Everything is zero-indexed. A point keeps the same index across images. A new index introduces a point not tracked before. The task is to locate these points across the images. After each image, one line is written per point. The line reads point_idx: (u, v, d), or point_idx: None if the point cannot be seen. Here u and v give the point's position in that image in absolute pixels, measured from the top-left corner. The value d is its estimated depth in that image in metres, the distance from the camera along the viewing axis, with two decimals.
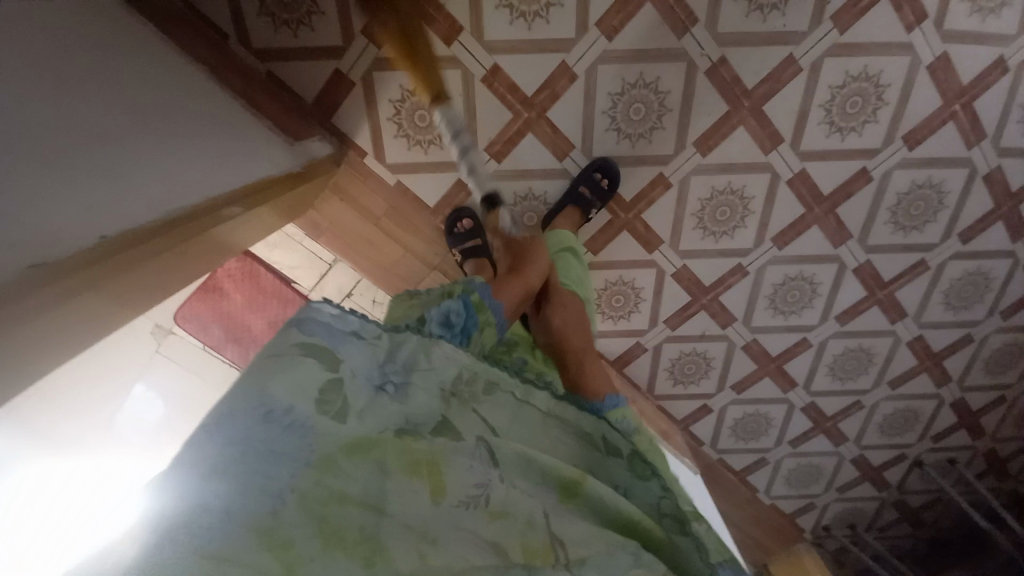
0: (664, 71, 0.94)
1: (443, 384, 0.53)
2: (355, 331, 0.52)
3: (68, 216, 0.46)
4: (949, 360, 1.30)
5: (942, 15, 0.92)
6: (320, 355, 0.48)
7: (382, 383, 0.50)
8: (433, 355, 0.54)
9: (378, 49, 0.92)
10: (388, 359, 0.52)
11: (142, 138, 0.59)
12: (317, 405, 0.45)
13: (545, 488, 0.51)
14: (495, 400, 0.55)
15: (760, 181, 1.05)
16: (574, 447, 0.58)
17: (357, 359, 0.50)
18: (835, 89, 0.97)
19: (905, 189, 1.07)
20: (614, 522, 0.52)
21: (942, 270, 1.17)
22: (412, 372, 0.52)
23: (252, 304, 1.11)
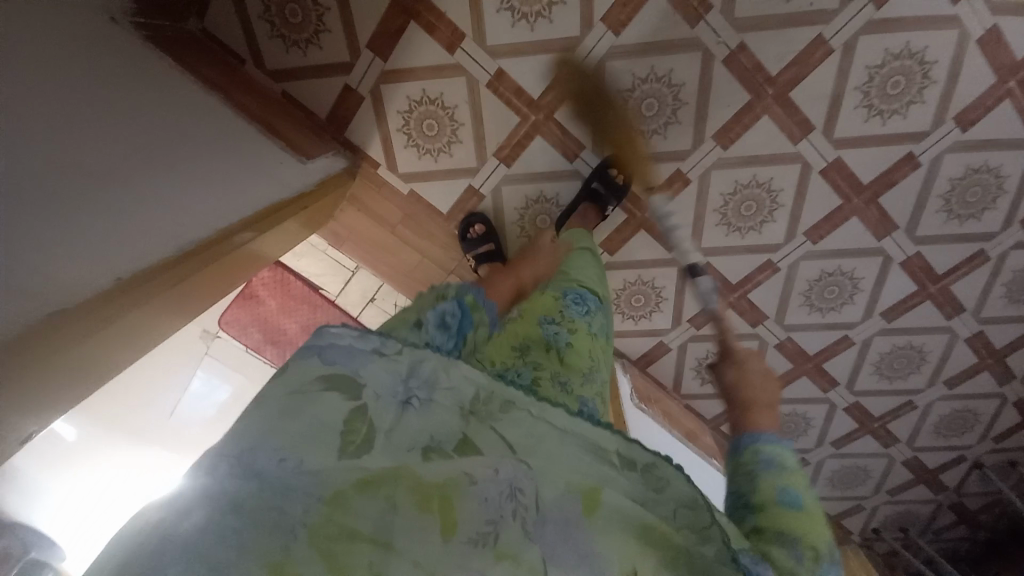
0: (677, 62, 0.89)
1: (461, 404, 0.45)
2: (376, 347, 0.44)
3: (84, 261, 0.50)
4: (1014, 358, 1.18)
5: None
6: (342, 382, 0.41)
7: (406, 399, 0.43)
8: (453, 373, 0.45)
9: (383, 62, 0.93)
10: (411, 373, 0.44)
11: (157, 176, 0.63)
12: (339, 437, 0.39)
13: (563, 505, 0.40)
14: (511, 416, 0.45)
15: (788, 172, 0.98)
16: (594, 462, 0.44)
17: (379, 378, 0.43)
18: (872, 69, 0.88)
19: (957, 174, 0.96)
20: (641, 539, 0.41)
21: (1003, 261, 1.06)
22: (435, 389, 0.44)
23: (286, 309, 1.16)
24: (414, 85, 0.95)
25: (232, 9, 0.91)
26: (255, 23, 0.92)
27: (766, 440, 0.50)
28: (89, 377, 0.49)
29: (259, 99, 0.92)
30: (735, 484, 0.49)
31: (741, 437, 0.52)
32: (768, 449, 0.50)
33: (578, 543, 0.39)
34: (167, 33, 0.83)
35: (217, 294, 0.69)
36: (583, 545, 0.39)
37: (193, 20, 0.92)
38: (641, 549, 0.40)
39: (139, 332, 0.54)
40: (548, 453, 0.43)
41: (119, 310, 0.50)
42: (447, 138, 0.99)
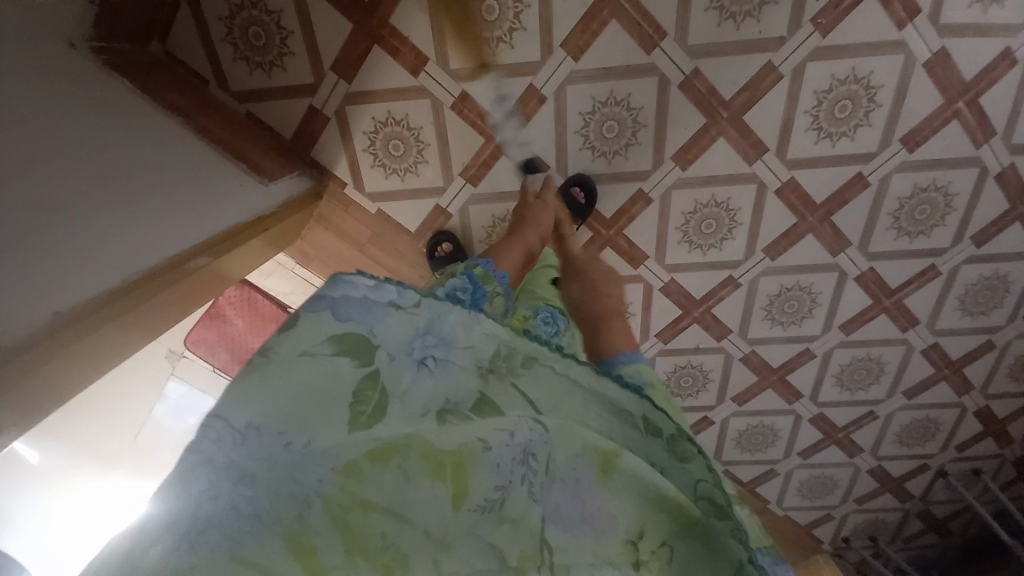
0: (635, 86, 0.92)
1: (481, 362, 0.50)
2: (394, 303, 0.49)
3: (24, 298, 0.48)
4: (970, 369, 1.22)
5: (939, 6, 0.84)
6: (356, 347, 0.45)
7: (421, 359, 0.48)
8: (474, 332, 0.52)
9: (348, 84, 0.94)
10: (424, 333, 0.49)
11: (112, 203, 0.63)
12: (351, 408, 0.43)
13: (577, 466, 0.47)
14: (532, 377, 0.51)
15: (745, 192, 1.01)
16: (611, 420, 0.51)
17: (392, 338, 0.47)
18: (821, 94, 0.91)
19: (907, 193, 1.00)
20: (652, 502, 0.46)
21: (955, 275, 1.10)
22: (451, 349, 0.50)
23: (254, 328, 1.17)
24: (379, 107, 0.96)
25: (195, 32, 0.92)
26: (218, 45, 0.92)
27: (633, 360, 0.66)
28: (51, 401, 0.49)
29: (224, 121, 0.92)
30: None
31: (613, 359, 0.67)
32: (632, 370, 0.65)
33: (583, 500, 0.46)
34: (128, 56, 0.84)
35: (181, 313, 0.69)
36: (588, 498, 0.46)
37: (155, 42, 0.92)
38: (650, 508, 0.46)
39: (99, 356, 0.54)
40: (564, 412, 0.50)
41: (63, 344, 0.49)
42: (414, 158, 1.00)
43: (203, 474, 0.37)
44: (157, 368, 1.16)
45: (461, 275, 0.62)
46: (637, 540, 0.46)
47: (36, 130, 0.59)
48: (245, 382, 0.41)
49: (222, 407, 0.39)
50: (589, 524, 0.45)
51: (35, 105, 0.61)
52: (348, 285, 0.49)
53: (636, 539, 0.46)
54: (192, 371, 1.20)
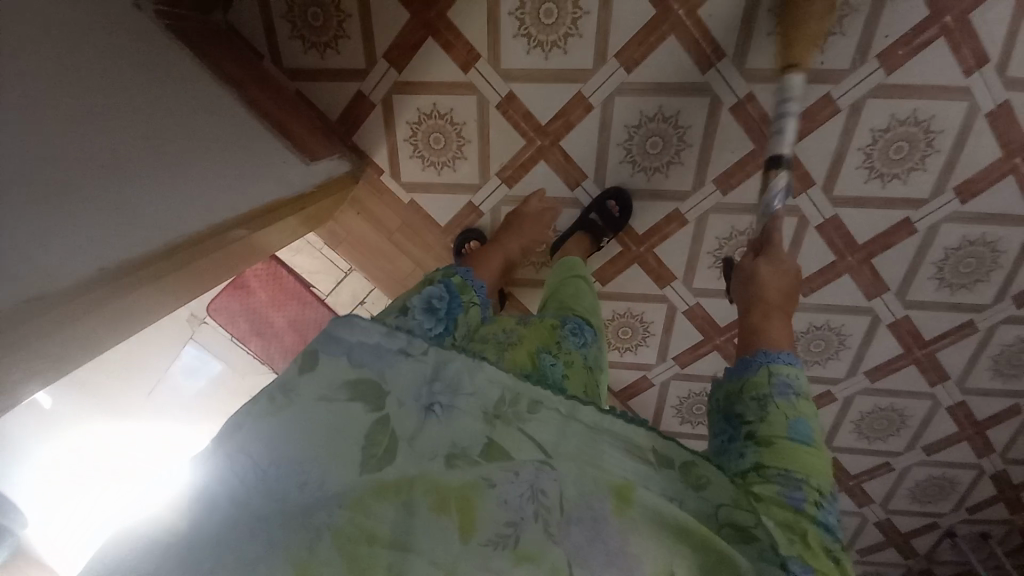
0: (685, 105, 0.90)
1: (486, 407, 0.48)
2: (403, 348, 0.49)
3: (67, 253, 0.48)
4: (994, 431, 1.17)
5: (1009, 57, 0.80)
6: (368, 393, 0.47)
7: (428, 405, 0.48)
8: (478, 376, 0.49)
9: (397, 73, 0.94)
10: (434, 377, 0.49)
11: (159, 167, 0.63)
12: (362, 450, 0.45)
13: (591, 503, 0.44)
14: (539, 416, 0.48)
15: (785, 225, 0.99)
16: (626, 460, 0.47)
17: (402, 379, 0.48)
18: (877, 133, 0.88)
19: (954, 244, 0.97)
20: (678, 541, 0.43)
21: (992, 334, 1.06)
22: (458, 393, 0.48)
23: (275, 302, 1.19)
24: (425, 99, 0.96)
25: (257, 7, 0.93)
26: (277, 22, 0.93)
27: (785, 360, 0.56)
28: (77, 354, 0.49)
29: (273, 97, 0.93)
30: (745, 410, 0.54)
31: (760, 351, 0.58)
32: (783, 372, 0.55)
33: (602, 541, 0.43)
34: (190, 24, 0.85)
35: (215, 281, 0.70)
36: (608, 537, 0.43)
37: (218, 13, 0.93)
38: (678, 549, 0.43)
39: (127, 316, 0.54)
40: (573, 450, 0.47)
41: (103, 300, 0.49)
42: (453, 153, 1.00)
43: (223, 504, 0.43)
44: (177, 331, 1.17)
45: (437, 283, 0.63)
46: None
47: (93, 95, 0.60)
48: (269, 420, 0.45)
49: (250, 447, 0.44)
50: (611, 565, 0.42)
51: (94, 69, 0.62)
52: (354, 330, 0.49)
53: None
54: (211, 338, 1.19)
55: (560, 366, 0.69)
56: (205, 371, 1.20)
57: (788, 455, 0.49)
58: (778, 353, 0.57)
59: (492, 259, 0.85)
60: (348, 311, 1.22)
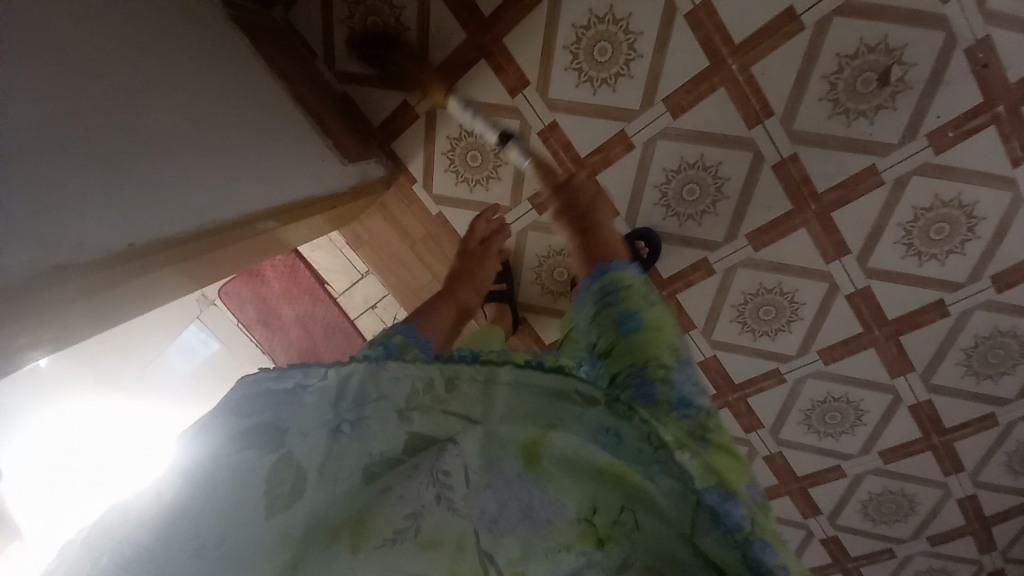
0: (727, 157, 0.90)
1: (397, 406, 0.38)
2: (299, 382, 0.37)
3: (103, 227, 0.48)
4: (999, 528, 1.11)
5: None
6: (259, 440, 0.35)
7: (336, 426, 0.37)
8: (383, 379, 0.38)
9: (445, 89, 0.96)
10: (339, 397, 0.38)
11: (201, 150, 0.63)
12: (259, 498, 0.34)
13: (501, 464, 0.37)
14: (459, 393, 0.39)
15: (814, 289, 0.97)
16: (553, 404, 0.38)
17: (303, 415, 0.36)
18: (919, 211, 0.87)
19: (984, 332, 0.94)
20: (603, 483, 0.36)
21: (1011, 430, 1.01)
22: (365, 405, 0.38)
23: (287, 294, 1.20)
24: None
25: (319, 9, 0.94)
26: (335, 25, 0.95)
27: (617, 265, 0.52)
28: (85, 323, 0.49)
29: (321, 97, 0.95)
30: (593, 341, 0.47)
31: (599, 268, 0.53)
32: (614, 278, 0.51)
33: (516, 501, 0.36)
34: (253, 19, 0.87)
35: (233, 267, 0.70)
36: (530, 501, 0.36)
37: (279, 11, 0.95)
38: (605, 487, 0.36)
39: (138, 293, 0.53)
40: (500, 410, 0.38)
41: (126, 274, 0.49)
42: (488, 172, 1.00)
43: None
44: (185, 310, 1.18)
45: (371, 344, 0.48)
46: (591, 517, 0.35)
47: (154, 70, 0.60)
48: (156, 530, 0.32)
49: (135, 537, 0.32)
50: (531, 523, 0.35)
51: (159, 48, 0.62)
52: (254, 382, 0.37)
53: (591, 515, 0.35)
54: (216, 320, 1.21)
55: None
56: (205, 352, 1.21)
57: (636, 355, 0.43)
58: (612, 266, 0.53)
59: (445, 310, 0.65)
60: (355, 314, 1.21)
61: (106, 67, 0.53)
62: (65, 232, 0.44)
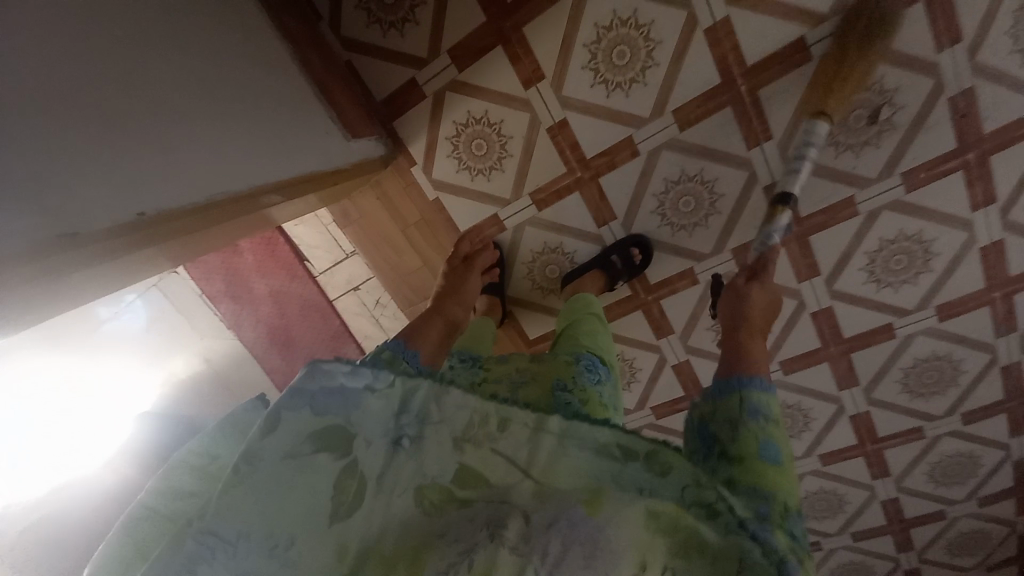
0: (724, 174, 0.94)
1: (455, 434, 0.46)
2: (368, 386, 0.44)
3: (107, 197, 0.47)
4: (915, 529, 1.28)
5: (1012, 203, 0.90)
6: (335, 443, 0.42)
7: (396, 440, 0.46)
8: (445, 404, 0.47)
9: (457, 71, 0.93)
10: (402, 411, 0.46)
11: (198, 116, 0.60)
12: (329, 499, 0.42)
13: (569, 507, 0.42)
14: (509, 434, 0.46)
15: (784, 305, 1.04)
16: (598, 460, 0.46)
17: (370, 422, 0.44)
18: (884, 242, 0.96)
19: (923, 355, 1.05)
20: (657, 530, 0.41)
21: (935, 443, 1.16)
22: (424, 426, 0.46)
23: (260, 266, 1.14)
24: (478, 104, 0.95)
25: None
26: None
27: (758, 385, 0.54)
28: (62, 287, 0.46)
29: (322, 63, 0.90)
30: (718, 429, 0.53)
31: (735, 374, 0.56)
32: (756, 398, 0.53)
33: (579, 544, 0.40)
34: None
35: (230, 233, 0.71)
36: (594, 541, 0.40)
37: None
38: (655, 535, 0.41)
39: (139, 257, 0.54)
40: (547, 458, 0.45)
41: (139, 240, 0.50)
42: (492, 162, 0.99)
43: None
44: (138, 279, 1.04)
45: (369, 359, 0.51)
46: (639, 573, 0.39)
47: (151, 18, 0.54)
48: (229, 498, 0.39)
49: (215, 521, 0.39)
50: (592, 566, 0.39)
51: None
52: (324, 377, 0.43)
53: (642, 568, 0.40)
54: (177, 290, 1.09)
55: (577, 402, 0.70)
56: (159, 323, 1.10)
57: (755, 474, 0.47)
58: (755, 379, 0.54)
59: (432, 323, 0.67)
60: (338, 293, 1.17)
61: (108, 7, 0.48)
62: (69, 200, 0.43)
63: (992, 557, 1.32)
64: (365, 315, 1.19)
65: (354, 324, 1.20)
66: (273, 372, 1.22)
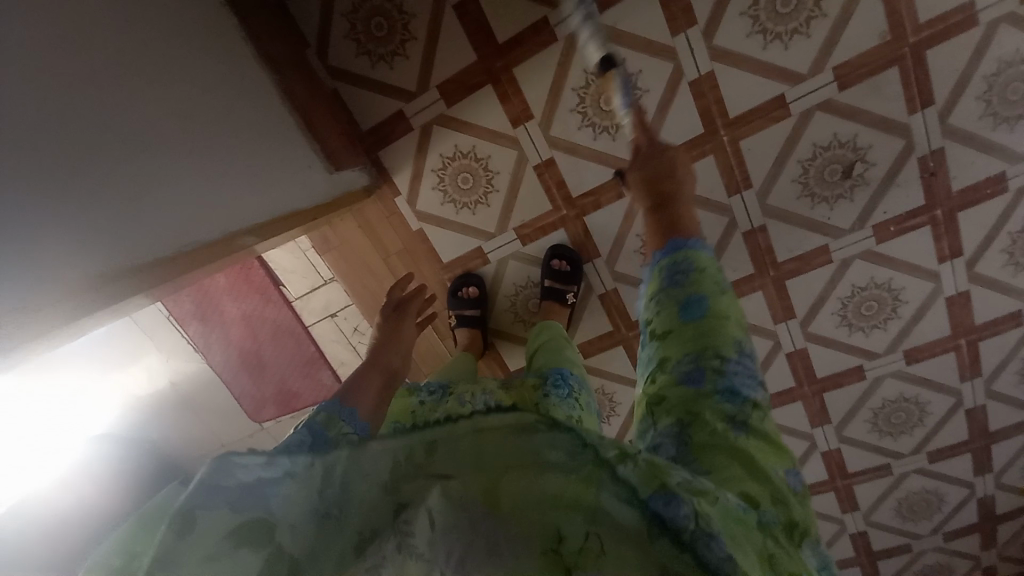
0: (705, 219, 0.96)
1: (382, 479, 0.29)
2: (285, 471, 0.29)
3: (74, 242, 0.47)
4: (883, 562, 1.32)
5: (976, 257, 0.94)
6: (245, 541, 0.27)
7: (322, 513, 0.29)
8: (364, 463, 0.29)
9: (446, 106, 0.92)
10: (324, 483, 0.29)
11: (173, 156, 0.58)
12: None
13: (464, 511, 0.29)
14: (441, 454, 0.30)
15: (760, 344, 1.06)
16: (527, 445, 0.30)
17: (292, 507, 0.28)
18: (856, 289, 0.99)
19: (891, 397, 1.09)
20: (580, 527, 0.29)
21: (902, 479, 1.19)
22: (347, 487, 0.29)
23: (235, 290, 1.11)
24: (466, 139, 0.94)
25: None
26: (335, 18, 0.89)
27: (692, 248, 0.56)
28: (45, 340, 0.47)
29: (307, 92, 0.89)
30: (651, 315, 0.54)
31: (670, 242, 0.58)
32: (687, 259, 0.55)
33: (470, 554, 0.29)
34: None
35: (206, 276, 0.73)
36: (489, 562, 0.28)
37: None
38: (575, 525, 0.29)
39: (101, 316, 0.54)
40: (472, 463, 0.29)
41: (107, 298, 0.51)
42: (478, 196, 0.98)
43: None
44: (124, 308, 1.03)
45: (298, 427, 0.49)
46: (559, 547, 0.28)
47: (130, 62, 0.53)
48: None
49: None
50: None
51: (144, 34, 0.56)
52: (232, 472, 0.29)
53: (556, 543, 0.28)
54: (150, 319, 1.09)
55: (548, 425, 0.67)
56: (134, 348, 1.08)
57: (694, 338, 0.48)
58: (683, 244, 0.57)
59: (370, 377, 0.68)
60: (315, 319, 1.14)
61: (72, 53, 0.46)
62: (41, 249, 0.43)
63: None
64: (341, 342, 1.16)
65: (329, 351, 1.17)
66: (243, 397, 1.19)
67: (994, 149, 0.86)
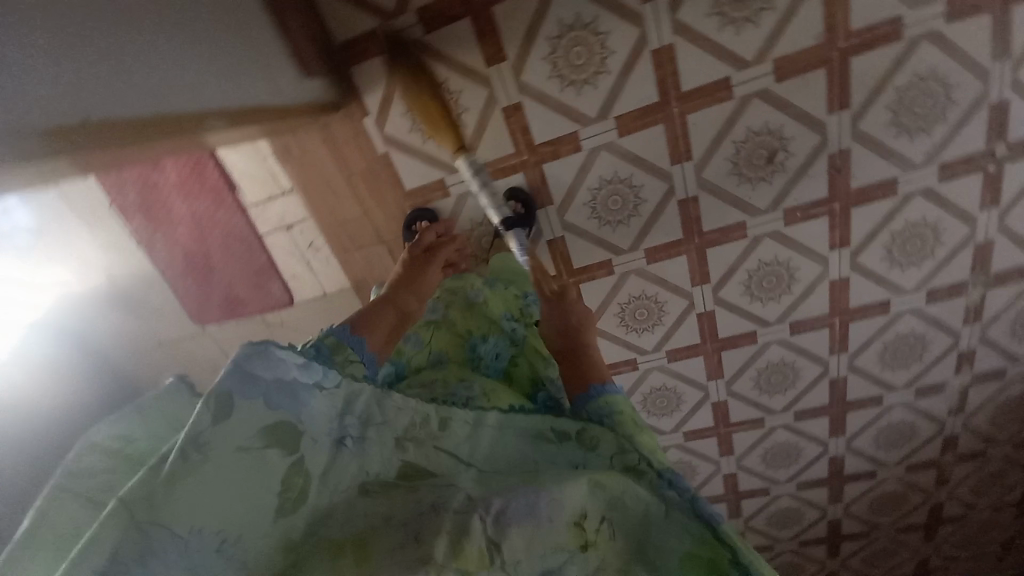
0: (649, 182, 1.06)
1: (397, 434, 0.62)
2: (318, 382, 0.58)
3: (50, 97, 0.48)
4: (746, 501, 1.60)
5: (859, 249, 1.12)
6: (283, 438, 0.52)
7: (339, 439, 0.58)
8: (386, 406, 0.64)
9: (424, 33, 0.95)
10: (347, 413, 0.60)
11: (147, 33, 0.60)
12: (278, 496, 0.51)
13: (517, 487, 0.55)
14: (450, 428, 0.66)
15: (678, 303, 1.21)
16: (535, 446, 0.66)
17: (322, 410, 0.57)
18: (761, 264, 1.15)
19: (774, 360, 1.29)
20: (595, 493, 0.55)
21: (772, 432, 1.43)
22: (367, 428, 0.61)
23: (184, 186, 1.09)
24: (439, 69, 0.97)
25: None
26: None
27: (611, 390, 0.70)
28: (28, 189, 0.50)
29: None
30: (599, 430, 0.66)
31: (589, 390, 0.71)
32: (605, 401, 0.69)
33: (536, 502, 0.53)
34: None
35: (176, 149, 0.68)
36: (543, 505, 0.52)
37: None
38: (593, 492, 0.55)
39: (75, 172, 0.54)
40: (489, 442, 0.66)
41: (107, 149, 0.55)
42: None
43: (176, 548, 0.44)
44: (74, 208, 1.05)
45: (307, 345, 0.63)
46: (581, 521, 0.54)
47: None
48: (191, 485, 0.46)
49: (166, 518, 0.44)
50: (540, 515, 0.52)
51: None
52: (272, 363, 0.54)
53: (580, 521, 0.54)
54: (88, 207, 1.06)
55: (524, 325, 0.92)
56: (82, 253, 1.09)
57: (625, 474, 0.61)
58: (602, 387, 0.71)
59: (384, 317, 0.77)
60: (268, 230, 1.14)
61: None
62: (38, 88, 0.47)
63: (802, 530, 1.68)
64: (293, 254, 1.17)
65: (281, 263, 1.17)
66: (187, 299, 1.20)
67: (890, 156, 1.02)
